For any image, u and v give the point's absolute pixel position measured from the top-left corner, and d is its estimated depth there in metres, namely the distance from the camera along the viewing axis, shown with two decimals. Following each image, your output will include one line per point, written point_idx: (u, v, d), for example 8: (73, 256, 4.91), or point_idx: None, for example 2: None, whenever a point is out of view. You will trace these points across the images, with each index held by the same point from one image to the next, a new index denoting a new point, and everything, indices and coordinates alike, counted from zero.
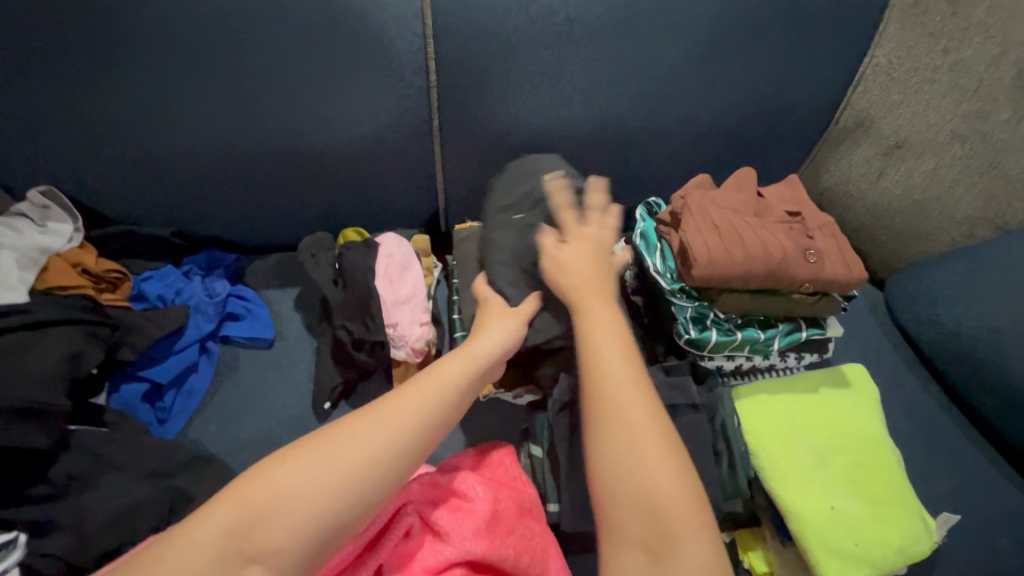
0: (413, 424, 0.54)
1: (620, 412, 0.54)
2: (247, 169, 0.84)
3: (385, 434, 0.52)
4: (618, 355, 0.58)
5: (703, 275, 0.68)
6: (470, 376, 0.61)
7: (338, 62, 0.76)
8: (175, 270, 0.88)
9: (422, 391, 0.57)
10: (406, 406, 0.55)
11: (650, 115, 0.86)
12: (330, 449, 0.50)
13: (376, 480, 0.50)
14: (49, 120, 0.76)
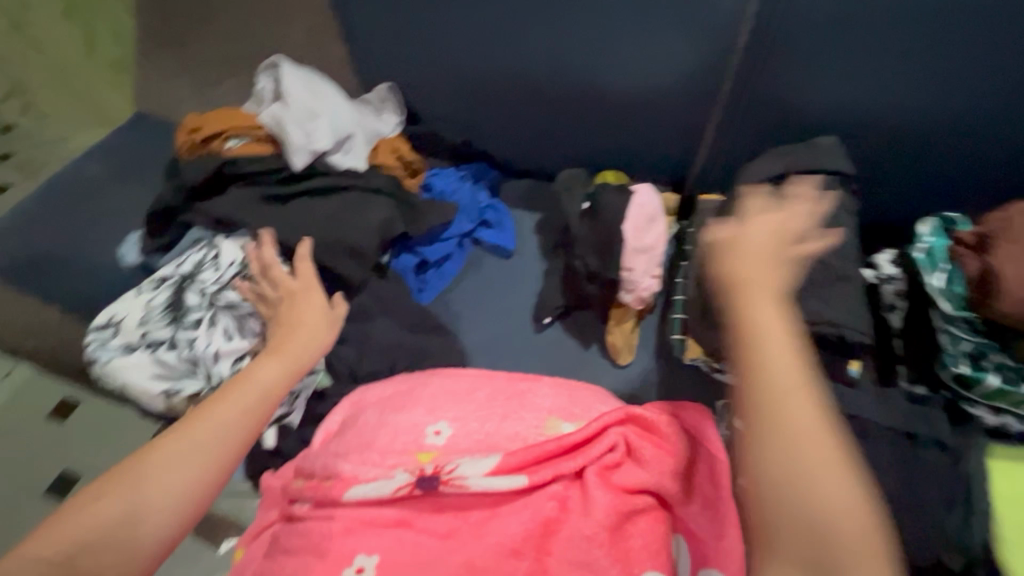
0: (200, 440, 0.56)
1: (785, 439, 0.46)
2: (542, 99, 0.94)
3: (181, 453, 0.55)
4: (792, 381, 0.48)
5: (1008, 311, 0.62)
6: (273, 384, 0.63)
7: (662, 15, 0.79)
8: (453, 172, 1.03)
9: (223, 404, 0.59)
10: (211, 429, 0.57)
11: (982, 121, 0.76)
12: (148, 471, 0.53)
13: (181, 498, 0.53)
14: (410, 31, 0.93)
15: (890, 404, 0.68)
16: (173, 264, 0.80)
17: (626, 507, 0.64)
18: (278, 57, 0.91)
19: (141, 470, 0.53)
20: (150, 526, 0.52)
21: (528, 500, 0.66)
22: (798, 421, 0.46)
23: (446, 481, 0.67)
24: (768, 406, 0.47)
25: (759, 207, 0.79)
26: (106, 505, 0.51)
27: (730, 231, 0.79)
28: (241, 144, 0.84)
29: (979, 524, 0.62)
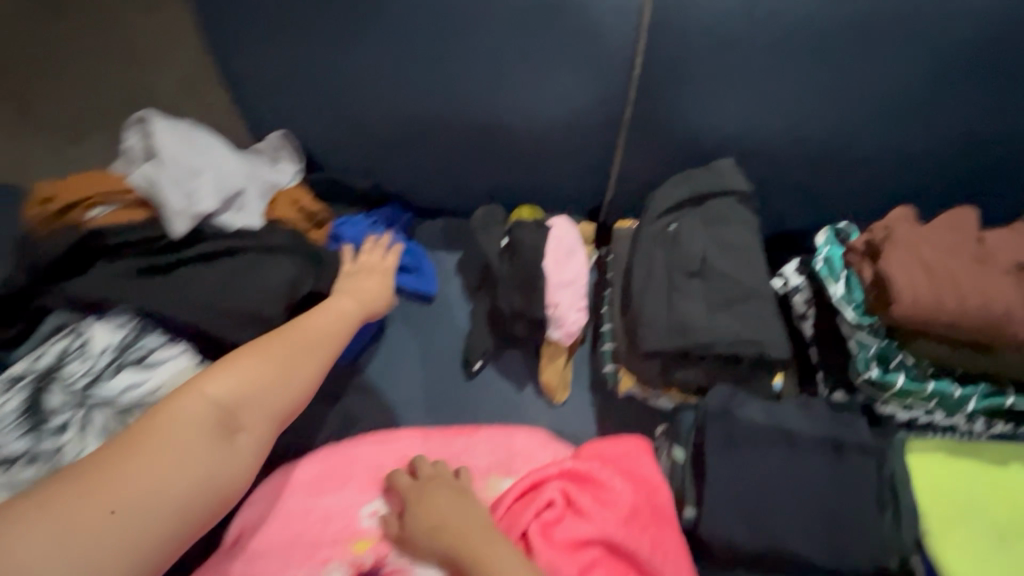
0: (314, 341, 0.69)
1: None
2: (447, 139, 0.92)
3: (291, 347, 0.66)
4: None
5: (904, 315, 0.64)
6: (357, 308, 0.77)
7: (556, 51, 0.79)
8: (364, 218, 0.98)
9: (311, 319, 0.71)
10: (315, 325, 0.71)
11: (855, 137, 0.83)
12: (267, 357, 0.64)
13: (303, 378, 0.65)
14: (298, 76, 0.87)
15: (815, 413, 0.70)
16: (29, 359, 0.67)
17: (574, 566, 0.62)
18: (147, 111, 0.81)
19: (259, 356, 0.63)
20: (267, 398, 0.61)
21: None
22: None
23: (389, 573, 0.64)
24: None
25: (670, 233, 0.80)
26: (210, 387, 0.59)
27: (646, 258, 0.79)
28: (107, 212, 0.74)
29: (908, 523, 0.64)
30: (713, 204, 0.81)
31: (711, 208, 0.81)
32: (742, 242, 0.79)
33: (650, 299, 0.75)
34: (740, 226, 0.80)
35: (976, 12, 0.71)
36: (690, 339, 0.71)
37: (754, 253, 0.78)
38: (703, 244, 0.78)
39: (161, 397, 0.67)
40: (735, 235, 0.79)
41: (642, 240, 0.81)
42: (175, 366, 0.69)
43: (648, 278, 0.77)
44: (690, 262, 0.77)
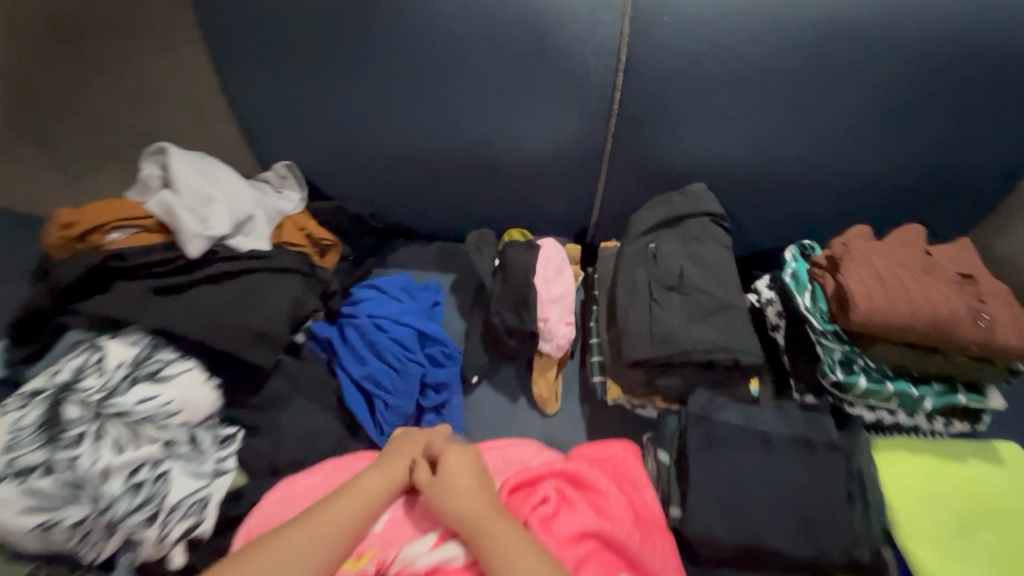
0: (341, 512, 0.65)
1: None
2: (442, 168, 0.98)
3: (320, 523, 0.63)
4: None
5: (863, 320, 0.70)
6: (384, 486, 0.69)
7: (542, 87, 0.88)
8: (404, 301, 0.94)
9: (345, 498, 0.67)
10: (324, 520, 0.63)
11: (816, 162, 0.91)
12: (282, 539, 0.61)
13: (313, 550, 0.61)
14: (305, 112, 0.94)
15: (788, 414, 0.75)
16: (45, 375, 0.71)
17: (569, 558, 0.65)
18: (164, 143, 0.87)
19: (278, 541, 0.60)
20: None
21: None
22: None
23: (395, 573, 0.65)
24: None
25: (650, 251, 0.87)
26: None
27: (628, 275, 0.85)
28: (124, 236, 0.79)
29: (875, 513, 0.69)
30: (688, 226, 0.88)
31: (687, 228, 0.88)
32: (717, 258, 0.85)
33: (633, 311, 0.81)
34: (714, 245, 0.87)
35: (911, 53, 0.81)
36: (670, 347, 0.77)
37: (728, 268, 0.85)
38: (680, 260, 0.84)
39: (174, 408, 0.72)
40: (710, 252, 0.85)
41: (626, 259, 0.88)
42: (188, 379, 0.74)
43: (632, 293, 0.83)
44: (670, 276, 0.83)
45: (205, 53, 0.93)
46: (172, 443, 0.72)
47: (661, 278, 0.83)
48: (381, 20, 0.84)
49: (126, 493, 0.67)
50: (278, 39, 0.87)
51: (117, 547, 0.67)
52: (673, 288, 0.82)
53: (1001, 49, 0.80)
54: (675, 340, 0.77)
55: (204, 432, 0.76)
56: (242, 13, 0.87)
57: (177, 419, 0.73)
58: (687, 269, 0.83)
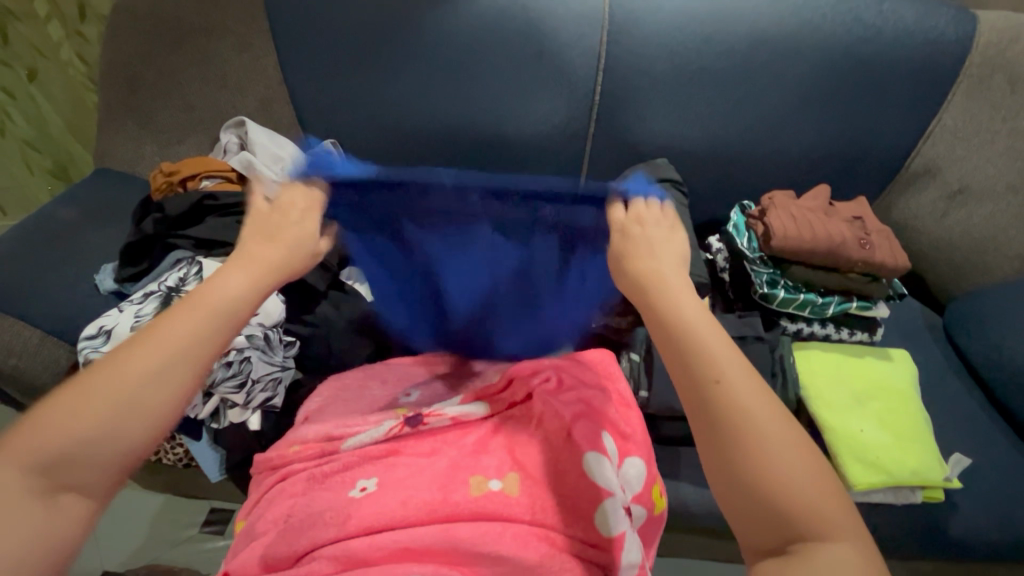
0: (212, 311, 0.53)
1: (708, 380, 0.45)
2: (458, 146, 1.20)
3: (193, 323, 0.51)
4: (736, 365, 0.46)
5: (780, 246, 0.94)
6: (248, 296, 0.55)
7: (541, 80, 1.13)
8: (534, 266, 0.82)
9: (188, 313, 0.51)
10: (175, 334, 0.50)
11: (754, 143, 1.17)
12: (157, 341, 0.49)
13: (201, 346, 0.51)
14: (348, 97, 1.16)
15: (729, 322, 0.98)
16: (156, 282, 0.91)
17: (569, 412, 0.77)
18: (241, 117, 1.12)
19: (149, 348, 0.48)
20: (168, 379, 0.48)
21: (487, 427, 0.78)
22: (714, 360, 0.46)
23: (428, 416, 0.78)
24: (693, 360, 0.46)
25: None
26: (77, 410, 0.45)
27: None
28: (212, 183, 1.02)
29: (791, 385, 0.92)
30: (654, 188, 1.13)
31: (654, 190, 1.12)
32: (676, 211, 1.10)
33: None
34: (674, 202, 1.11)
35: (815, 60, 1.09)
36: None
37: (683, 219, 1.09)
38: None
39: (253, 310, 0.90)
40: (670, 207, 1.09)
41: None
42: None
43: None
44: None
45: (270, 51, 1.16)
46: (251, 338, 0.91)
47: None
48: (417, 28, 1.09)
49: (220, 366, 0.85)
50: (334, 41, 1.12)
51: (215, 407, 0.87)
52: None
53: (882, 58, 1.08)
54: None
55: (275, 334, 0.93)
56: (308, 21, 1.12)
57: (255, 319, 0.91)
58: None
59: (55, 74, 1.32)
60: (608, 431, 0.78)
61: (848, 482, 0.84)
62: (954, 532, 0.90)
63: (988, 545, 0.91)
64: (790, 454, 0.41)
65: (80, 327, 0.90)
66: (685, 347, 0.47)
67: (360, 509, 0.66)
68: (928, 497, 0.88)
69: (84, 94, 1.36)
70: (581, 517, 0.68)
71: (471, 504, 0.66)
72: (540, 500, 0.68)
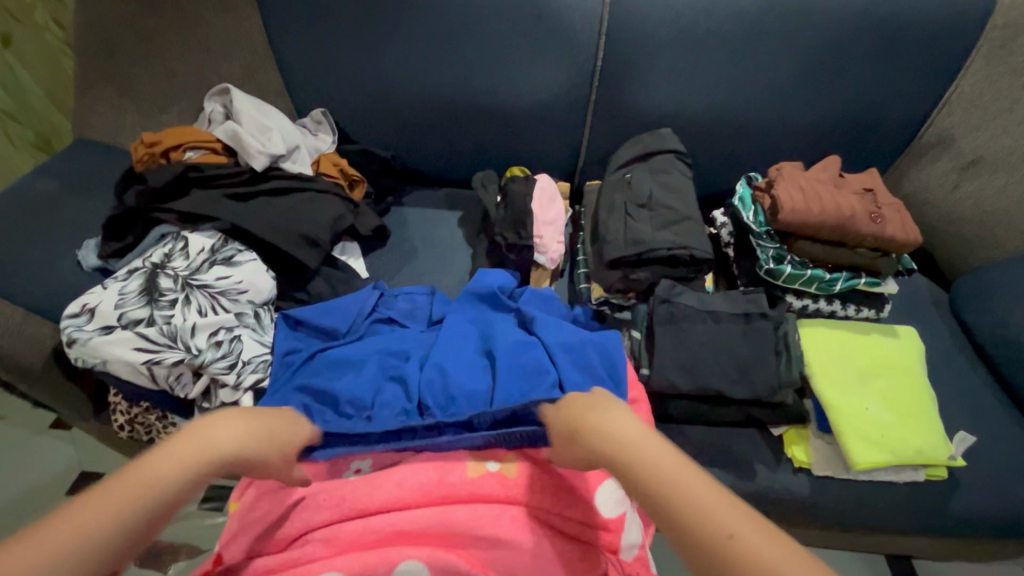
0: (144, 491, 0.49)
1: (693, 517, 0.46)
2: (454, 115, 1.15)
3: (118, 505, 0.47)
4: (718, 497, 0.48)
5: (787, 220, 0.91)
6: (180, 480, 0.51)
7: (540, 44, 1.07)
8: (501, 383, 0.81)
9: (120, 493, 0.48)
10: (95, 519, 0.46)
11: (762, 112, 1.12)
12: (74, 519, 0.45)
13: (119, 528, 0.47)
14: (336, 62, 1.10)
15: (733, 298, 0.95)
16: (140, 259, 0.88)
17: None
18: (226, 85, 1.07)
19: (69, 525, 0.45)
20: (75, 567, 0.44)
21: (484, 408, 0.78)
22: (696, 504, 0.47)
23: None
24: (675, 517, 0.47)
25: (626, 180, 1.07)
26: None
27: (609, 199, 1.06)
28: (196, 155, 0.97)
29: (795, 362, 0.89)
30: (658, 158, 1.08)
31: (658, 160, 1.08)
32: (680, 183, 1.06)
33: (614, 223, 1.01)
34: (678, 173, 1.07)
35: (829, 22, 1.03)
36: (640, 246, 0.96)
37: (688, 193, 1.05)
38: (650, 184, 1.04)
39: (243, 287, 0.89)
40: (673, 179, 1.06)
41: (609, 187, 1.08)
42: (252, 267, 0.91)
43: (613, 208, 1.03)
44: (641, 196, 1.03)
45: (252, 12, 1.10)
46: (242, 315, 0.89)
47: (634, 197, 1.03)
48: None
49: (210, 347, 0.82)
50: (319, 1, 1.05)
51: (205, 385, 0.83)
52: (645, 205, 1.03)
53: (901, 20, 1.02)
54: (645, 241, 0.97)
55: (265, 312, 0.93)
56: None
57: (245, 297, 0.90)
58: (655, 192, 1.03)
59: (29, 38, 1.25)
60: None
61: (851, 461, 0.83)
62: (955, 509, 0.90)
63: (988, 522, 0.91)
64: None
65: (63, 306, 0.87)
66: (654, 493, 0.50)
67: (355, 490, 0.64)
68: (930, 475, 0.87)
69: (60, 58, 1.31)
70: (582, 498, 0.66)
71: (469, 485, 0.65)
72: (540, 480, 0.66)
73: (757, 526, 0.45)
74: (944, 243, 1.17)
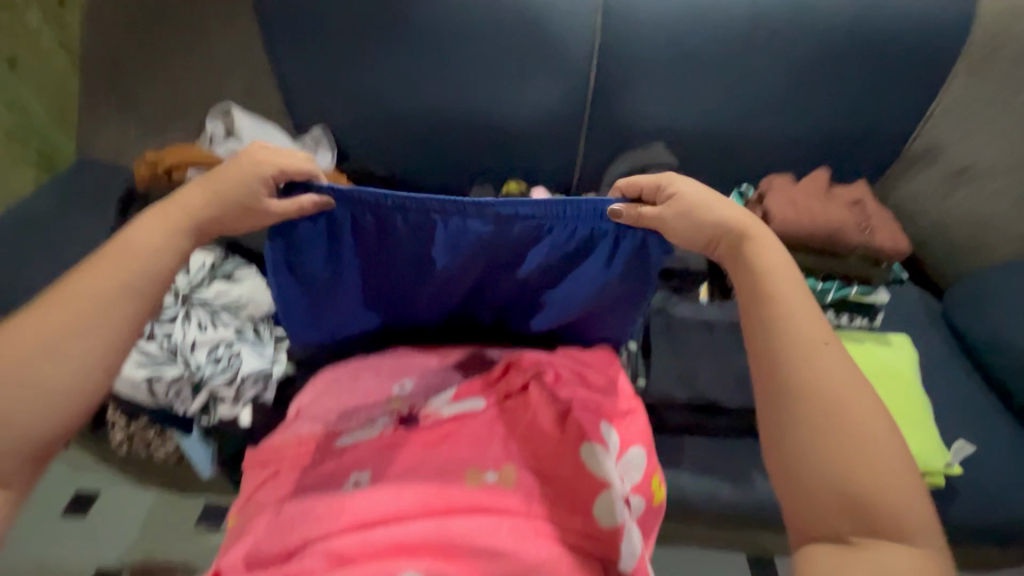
0: (144, 255, 0.53)
1: (832, 404, 0.44)
2: (450, 132, 1.17)
3: (116, 273, 0.51)
4: (827, 351, 0.47)
5: (779, 230, 0.93)
6: (161, 248, 0.54)
7: (534, 61, 1.10)
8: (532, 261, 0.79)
9: (107, 262, 0.52)
10: (100, 282, 0.50)
11: (752, 126, 1.14)
12: (83, 286, 0.50)
13: (128, 288, 0.51)
14: (336, 81, 1.13)
15: (726, 308, 1.00)
16: None
17: (564, 407, 0.76)
18: (228, 104, 1.09)
19: (70, 295, 0.49)
20: (101, 322, 0.49)
21: (485, 417, 0.76)
22: (803, 327, 0.48)
23: (423, 415, 0.77)
24: (771, 334, 0.48)
25: None
26: (21, 350, 0.47)
27: None
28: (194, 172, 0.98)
29: None
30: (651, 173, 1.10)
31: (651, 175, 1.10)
32: None
33: None
34: None
35: (814, 39, 1.06)
36: None
37: None
38: None
39: (242, 302, 0.90)
40: None
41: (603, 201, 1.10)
42: (253, 282, 0.92)
43: None
44: None
45: (253, 33, 1.12)
46: (241, 330, 0.89)
47: None
48: (404, 9, 1.06)
49: (210, 362, 0.85)
50: (321, 23, 1.08)
51: (204, 401, 0.84)
52: None
53: (882, 37, 1.06)
54: None
55: (265, 327, 0.93)
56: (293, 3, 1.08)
57: (245, 312, 0.91)
58: None
59: (35, 59, 1.27)
60: (604, 419, 0.78)
61: None
62: (955, 517, 0.90)
63: (988, 530, 0.90)
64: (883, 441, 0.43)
65: None
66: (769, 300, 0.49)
67: (354, 503, 0.64)
68: (929, 483, 0.86)
69: (67, 81, 1.35)
70: (581, 507, 0.66)
71: (468, 496, 0.65)
72: (538, 491, 0.67)
73: (879, 424, 0.44)
74: (937, 252, 1.19)
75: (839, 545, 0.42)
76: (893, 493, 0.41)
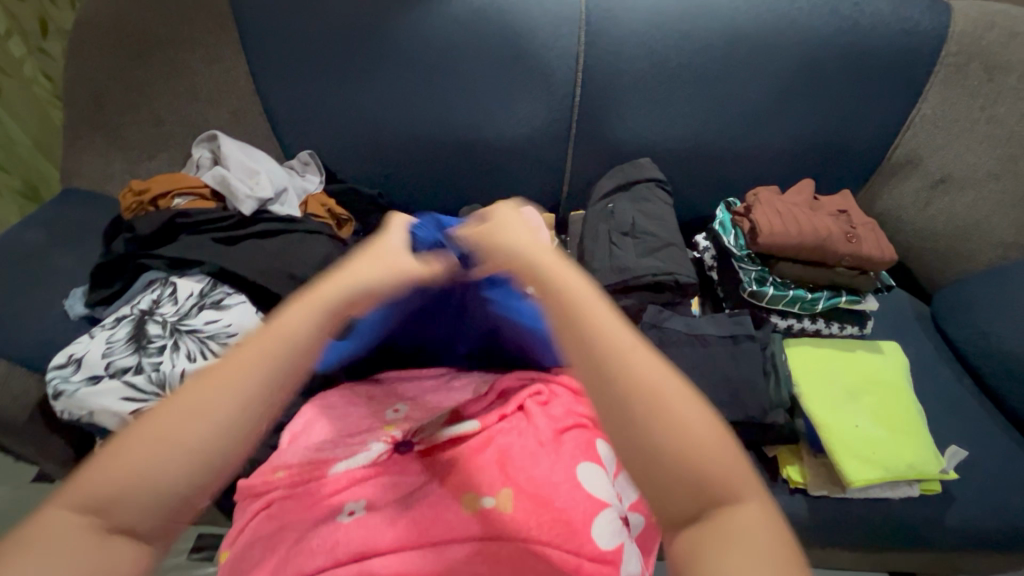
0: (294, 328, 0.48)
1: (646, 388, 0.43)
2: (438, 153, 1.17)
3: (267, 348, 0.46)
4: (626, 339, 0.47)
5: (766, 243, 0.94)
6: (313, 327, 0.49)
7: (519, 81, 1.11)
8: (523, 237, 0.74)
9: (262, 337, 0.47)
10: (246, 357, 0.46)
11: (736, 139, 1.16)
12: (235, 362, 0.45)
13: (276, 366, 0.46)
14: (322, 105, 1.13)
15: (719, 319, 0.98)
16: (129, 306, 0.88)
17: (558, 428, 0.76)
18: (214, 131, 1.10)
19: (221, 373, 0.45)
20: (247, 393, 0.44)
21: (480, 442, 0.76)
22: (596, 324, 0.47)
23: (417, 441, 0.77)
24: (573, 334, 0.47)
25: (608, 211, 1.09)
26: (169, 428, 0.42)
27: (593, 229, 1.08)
28: (185, 201, 1.00)
29: (783, 382, 0.91)
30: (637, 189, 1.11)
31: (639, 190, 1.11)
32: (660, 207, 1.09)
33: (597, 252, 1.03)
34: (658, 199, 1.10)
35: (793, 54, 1.08)
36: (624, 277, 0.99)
37: (660, 206, 1.09)
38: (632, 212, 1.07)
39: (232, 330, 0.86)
40: (651, 206, 1.08)
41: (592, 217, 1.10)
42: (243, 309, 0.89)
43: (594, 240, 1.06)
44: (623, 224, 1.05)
45: (237, 59, 1.12)
46: None
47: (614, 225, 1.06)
48: (388, 35, 1.07)
49: None
50: (306, 49, 1.09)
51: None
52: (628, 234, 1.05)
53: (860, 50, 1.08)
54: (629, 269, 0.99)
55: None
56: (278, 30, 1.09)
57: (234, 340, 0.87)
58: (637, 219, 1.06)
59: (17, 90, 1.26)
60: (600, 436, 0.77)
61: (848, 479, 0.83)
62: (952, 521, 0.90)
63: (987, 534, 0.91)
64: (696, 417, 0.43)
65: (48, 354, 0.87)
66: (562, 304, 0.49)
67: (349, 535, 0.63)
68: (924, 489, 0.88)
69: (49, 110, 1.31)
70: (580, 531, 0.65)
71: (463, 526, 0.64)
72: (536, 515, 0.65)
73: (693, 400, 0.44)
74: (922, 257, 1.20)
75: (699, 522, 0.41)
76: (710, 462, 0.42)
